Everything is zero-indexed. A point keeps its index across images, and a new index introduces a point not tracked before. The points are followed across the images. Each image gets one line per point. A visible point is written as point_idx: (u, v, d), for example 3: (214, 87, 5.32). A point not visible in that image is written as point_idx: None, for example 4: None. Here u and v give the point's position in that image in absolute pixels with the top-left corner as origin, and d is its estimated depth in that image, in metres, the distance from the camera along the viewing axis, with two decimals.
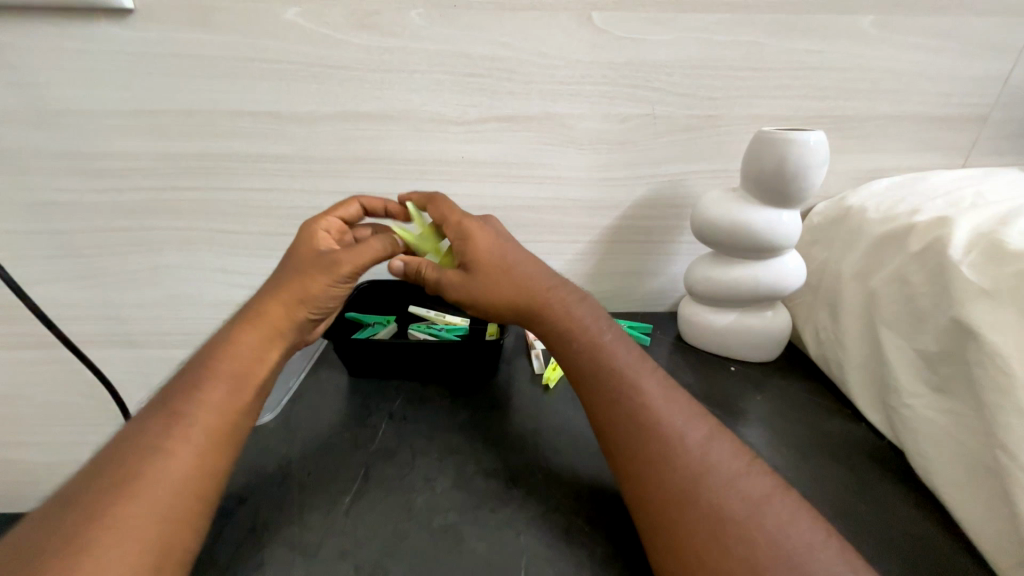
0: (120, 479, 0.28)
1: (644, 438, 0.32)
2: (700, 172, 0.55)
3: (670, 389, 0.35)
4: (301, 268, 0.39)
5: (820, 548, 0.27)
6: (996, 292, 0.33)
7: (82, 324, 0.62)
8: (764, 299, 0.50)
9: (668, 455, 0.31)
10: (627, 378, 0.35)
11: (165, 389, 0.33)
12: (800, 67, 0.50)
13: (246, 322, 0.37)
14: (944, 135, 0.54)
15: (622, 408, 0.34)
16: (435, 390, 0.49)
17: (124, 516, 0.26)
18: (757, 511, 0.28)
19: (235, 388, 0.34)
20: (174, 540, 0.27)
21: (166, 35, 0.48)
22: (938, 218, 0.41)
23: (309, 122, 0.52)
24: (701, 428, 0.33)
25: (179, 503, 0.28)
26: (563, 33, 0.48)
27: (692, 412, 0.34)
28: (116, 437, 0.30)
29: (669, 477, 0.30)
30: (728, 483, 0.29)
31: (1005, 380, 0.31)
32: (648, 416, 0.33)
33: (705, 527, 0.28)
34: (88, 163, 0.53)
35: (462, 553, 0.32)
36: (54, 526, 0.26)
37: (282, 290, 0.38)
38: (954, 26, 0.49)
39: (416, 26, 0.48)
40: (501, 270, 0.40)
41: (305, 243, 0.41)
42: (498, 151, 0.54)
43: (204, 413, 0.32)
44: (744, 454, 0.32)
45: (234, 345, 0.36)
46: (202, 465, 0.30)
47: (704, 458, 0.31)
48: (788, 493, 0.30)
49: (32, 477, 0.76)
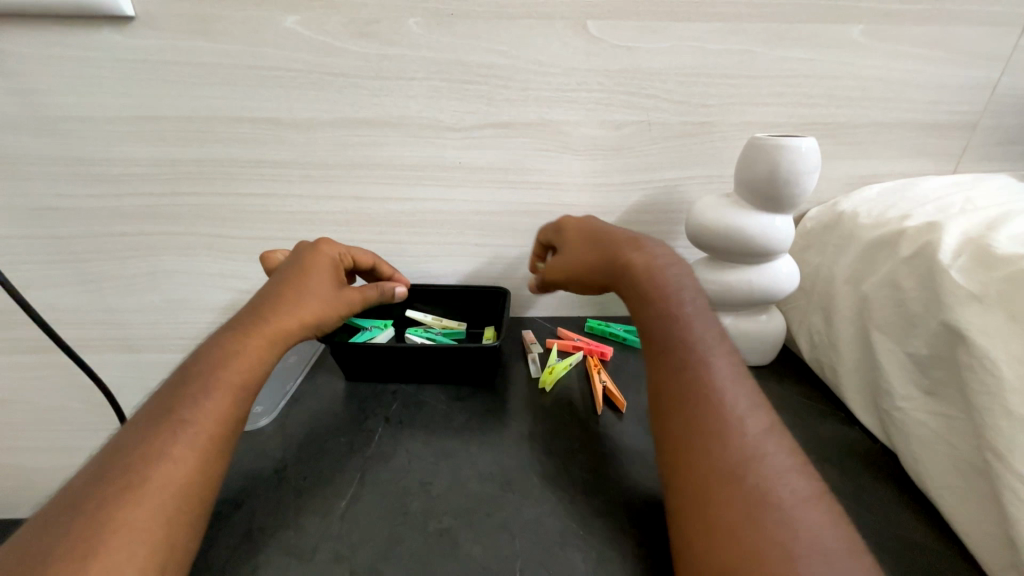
0: (115, 485, 0.28)
1: (703, 410, 0.33)
2: (695, 178, 0.56)
3: (740, 375, 0.36)
4: (322, 299, 0.43)
5: (858, 553, 0.26)
6: (985, 296, 0.34)
7: (79, 329, 0.62)
8: (758, 303, 0.50)
9: (723, 432, 0.32)
10: (699, 352, 0.37)
11: (160, 395, 0.34)
12: (792, 75, 0.51)
13: (252, 330, 0.38)
14: (934, 142, 0.55)
15: (689, 376, 0.36)
16: (432, 394, 0.49)
17: (116, 523, 0.26)
18: (801, 506, 0.28)
19: (235, 394, 0.34)
20: (172, 547, 0.27)
21: (166, 42, 0.48)
22: (927, 224, 0.41)
23: (308, 128, 0.52)
24: (762, 417, 0.33)
25: (177, 508, 0.28)
26: (559, 42, 0.49)
27: (757, 401, 0.34)
28: (110, 445, 0.31)
29: (719, 453, 0.31)
30: (775, 474, 0.30)
31: (992, 383, 0.31)
32: (710, 389, 0.34)
33: (743, 505, 0.28)
34: (88, 169, 0.54)
35: (457, 557, 0.32)
36: (48, 535, 0.26)
37: (300, 312, 0.41)
38: (944, 35, 0.50)
39: (414, 34, 0.48)
40: (588, 235, 0.48)
41: (320, 271, 0.44)
42: (495, 157, 0.55)
43: (203, 419, 0.32)
44: (798, 454, 0.32)
45: (240, 351, 0.36)
46: (202, 470, 0.30)
47: (758, 444, 0.31)
48: (831, 499, 0.29)
49: (28, 483, 0.76)
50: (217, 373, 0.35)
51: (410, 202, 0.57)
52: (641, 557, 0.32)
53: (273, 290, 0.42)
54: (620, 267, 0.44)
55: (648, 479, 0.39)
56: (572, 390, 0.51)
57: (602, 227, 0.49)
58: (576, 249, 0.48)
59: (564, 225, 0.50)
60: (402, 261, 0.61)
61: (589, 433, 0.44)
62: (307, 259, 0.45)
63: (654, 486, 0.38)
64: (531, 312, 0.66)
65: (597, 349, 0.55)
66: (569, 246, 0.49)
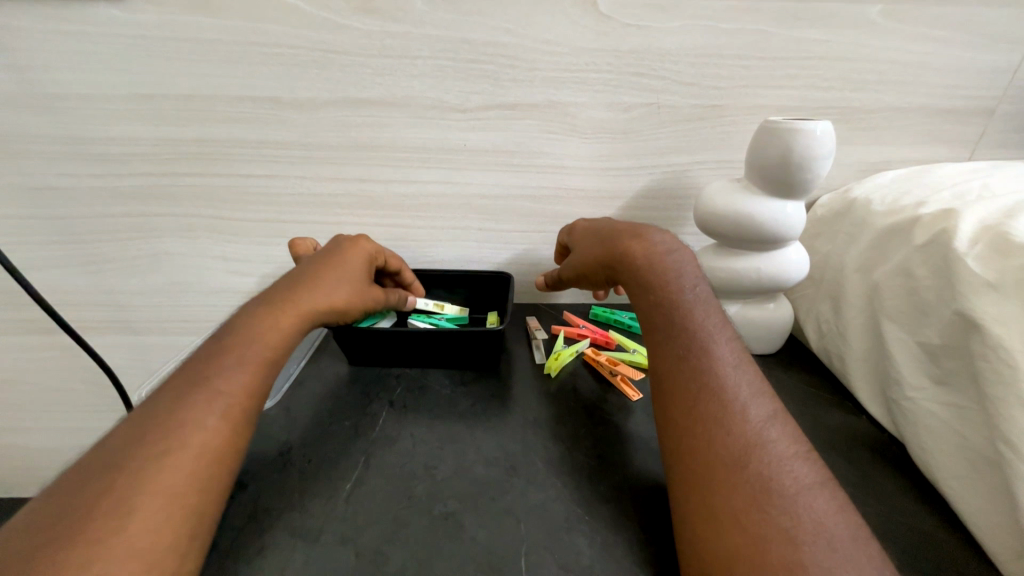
0: (144, 453, 0.27)
1: (704, 398, 0.33)
2: (704, 163, 0.55)
3: (743, 362, 0.36)
4: (356, 286, 0.43)
5: (864, 541, 0.26)
6: (1000, 285, 0.33)
7: (81, 311, 0.62)
8: (766, 291, 0.49)
9: (726, 420, 0.32)
10: (701, 339, 0.36)
11: (186, 364, 0.33)
12: (807, 57, 0.50)
13: (283, 305, 0.38)
14: (950, 127, 0.54)
15: (690, 363, 0.35)
16: (437, 379, 0.49)
17: (151, 491, 0.26)
18: (806, 492, 0.28)
19: (260, 373, 0.34)
20: (199, 520, 0.27)
21: (162, 17, 0.47)
22: (943, 211, 0.40)
23: (310, 109, 0.51)
24: (765, 404, 0.33)
25: (200, 483, 0.28)
26: (567, 20, 0.48)
27: (759, 387, 0.34)
28: (139, 410, 0.30)
29: (721, 440, 0.31)
30: (780, 461, 0.29)
31: (1007, 372, 0.31)
32: (712, 377, 0.34)
33: (749, 492, 0.28)
34: (87, 149, 0.53)
35: (463, 541, 0.32)
36: (76, 500, 0.25)
37: (335, 295, 0.41)
38: (965, 17, 0.48)
39: (418, 10, 0.47)
40: (592, 231, 0.49)
41: (359, 262, 0.44)
42: (501, 140, 0.54)
43: (229, 395, 0.31)
44: (803, 441, 0.31)
45: (269, 328, 0.36)
46: (231, 443, 0.30)
47: (761, 432, 0.31)
48: (836, 486, 0.29)
49: (32, 463, 0.76)
50: (242, 348, 0.34)
51: (414, 185, 0.56)
52: (645, 544, 0.32)
53: (309, 268, 0.42)
54: (627, 251, 0.43)
55: (653, 465, 0.39)
56: (577, 377, 0.50)
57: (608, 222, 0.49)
58: (585, 242, 0.49)
59: (573, 228, 0.52)
60: (405, 245, 0.61)
61: (594, 419, 0.44)
62: (349, 249, 0.45)
63: (659, 472, 0.38)
64: (536, 297, 0.65)
65: (603, 336, 0.55)
66: (578, 245, 0.49)
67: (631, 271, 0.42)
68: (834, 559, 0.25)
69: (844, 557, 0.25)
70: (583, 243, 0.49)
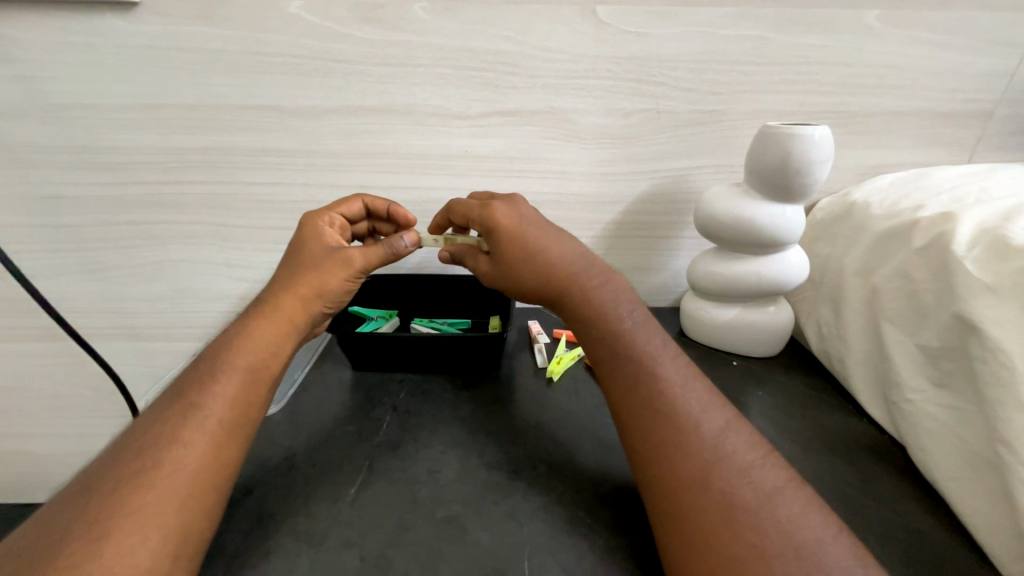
0: (135, 468, 0.28)
1: (658, 423, 0.33)
2: (704, 168, 0.55)
3: (690, 377, 0.35)
4: (326, 262, 0.40)
5: (836, 541, 0.27)
6: (998, 288, 0.33)
7: (88, 318, 0.63)
8: (766, 294, 0.50)
9: (683, 441, 0.31)
10: (646, 363, 0.36)
11: (182, 379, 0.34)
12: (805, 62, 0.50)
13: (258, 318, 0.37)
14: (949, 130, 0.54)
15: (638, 393, 0.34)
16: (439, 384, 0.49)
17: (136, 509, 0.26)
18: (770, 501, 0.28)
19: (243, 380, 0.34)
20: (189, 536, 0.27)
21: (168, 28, 0.48)
22: (942, 214, 0.41)
23: (314, 117, 0.52)
24: (718, 418, 0.33)
25: (190, 497, 0.28)
26: (568, 28, 0.48)
27: (710, 401, 0.34)
28: (128, 431, 0.31)
29: (681, 464, 0.30)
30: (741, 473, 0.30)
31: (1006, 375, 0.31)
32: (661, 402, 0.33)
33: (716, 510, 0.28)
34: (94, 157, 0.53)
35: (465, 544, 0.32)
36: (65, 520, 0.26)
37: (311, 281, 0.39)
38: (962, 21, 0.49)
39: (420, 20, 0.48)
40: (521, 243, 0.39)
41: (314, 242, 0.41)
42: (502, 146, 0.54)
43: (210, 405, 0.32)
44: (761, 447, 0.32)
45: (245, 337, 0.36)
46: (213, 457, 0.30)
47: (718, 447, 0.31)
48: (805, 487, 0.30)
49: (38, 470, 0.77)
50: (236, 360, 0.34)
51: (416, 191, 0.57)
52: (645, 547, 0.32)
53: (281, 270, 0.41)
54: (562, 290, 0.39)
55: None
56: (579, 380, 0.51)
57: (540, 228, 0.40)
58: (514, 266, 0.40)
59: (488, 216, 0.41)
60: None
61: (596, 422, 0.44)
62: (302, 236, 0.42)
63: None
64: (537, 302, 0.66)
65: None
66: (502, 260, 0.40)
67: (572, 308, 0.39)
68: (803, 568, 0.25)
69: (814, 563, 0.26)
70: (511, 261, 0.40)
